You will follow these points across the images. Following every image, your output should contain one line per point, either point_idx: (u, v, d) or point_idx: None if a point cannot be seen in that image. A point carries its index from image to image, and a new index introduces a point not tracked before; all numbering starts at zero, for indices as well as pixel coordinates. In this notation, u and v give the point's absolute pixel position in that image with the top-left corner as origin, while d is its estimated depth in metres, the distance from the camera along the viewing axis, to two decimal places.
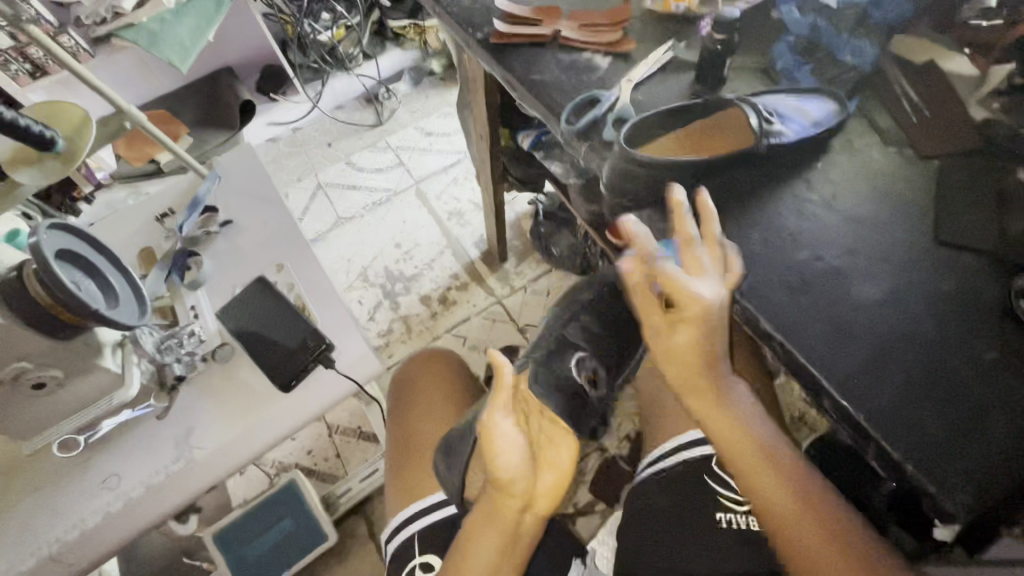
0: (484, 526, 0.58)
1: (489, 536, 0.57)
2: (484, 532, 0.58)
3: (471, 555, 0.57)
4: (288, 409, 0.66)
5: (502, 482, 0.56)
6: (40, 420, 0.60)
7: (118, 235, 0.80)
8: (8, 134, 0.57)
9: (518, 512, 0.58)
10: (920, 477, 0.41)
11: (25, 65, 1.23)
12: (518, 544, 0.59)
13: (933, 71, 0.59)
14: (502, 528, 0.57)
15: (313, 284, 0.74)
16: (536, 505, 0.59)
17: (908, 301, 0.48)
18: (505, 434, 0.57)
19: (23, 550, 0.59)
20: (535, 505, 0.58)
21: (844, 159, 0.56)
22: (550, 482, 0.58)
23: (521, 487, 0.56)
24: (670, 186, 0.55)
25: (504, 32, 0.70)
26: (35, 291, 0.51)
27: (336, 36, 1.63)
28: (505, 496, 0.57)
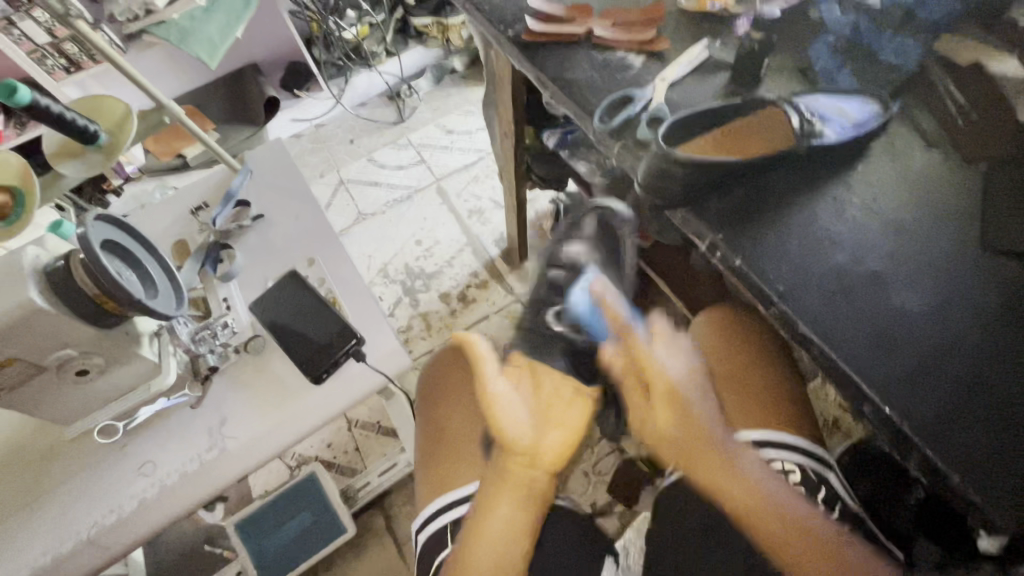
0: (499, 485, 0.60)
1: (502, 503, 0.59)
2: (502, 492, 0.60)
3: (487, 516, 0.59)
4: (319, 402, 0.67)
5: (508, 441, 0.60)
6: (81, 408, 0.62)
7: (153, 227, 0.81)
8: (54, 127, 0.59)
9: (527, 469, 0.60)
10: (966, 487, 0.41)
11: (61, 60, 1.26)
12: (533, 498, 0.60)
13: (978, 74, 0.57)
14: (516, 486, 0.60)
15: (342, 278, 0.74)
16: (543, 461, 0.61)
17: (950, 306, 0.47)
18: (507, 402, 0.62)
19: (62, 533, 0.61)
20: (542, 459, 0.60)
21: (886, 161, 0.55)
22: (560, 438, 0.62)
23: (527, 442, 0.60)
24: (707, 187, 0.54)
25: (536, 30, 0.69)
26: (84, 283, 0.53)
27: (361, 34, 1.63)
28: (514, 454, 0.60)
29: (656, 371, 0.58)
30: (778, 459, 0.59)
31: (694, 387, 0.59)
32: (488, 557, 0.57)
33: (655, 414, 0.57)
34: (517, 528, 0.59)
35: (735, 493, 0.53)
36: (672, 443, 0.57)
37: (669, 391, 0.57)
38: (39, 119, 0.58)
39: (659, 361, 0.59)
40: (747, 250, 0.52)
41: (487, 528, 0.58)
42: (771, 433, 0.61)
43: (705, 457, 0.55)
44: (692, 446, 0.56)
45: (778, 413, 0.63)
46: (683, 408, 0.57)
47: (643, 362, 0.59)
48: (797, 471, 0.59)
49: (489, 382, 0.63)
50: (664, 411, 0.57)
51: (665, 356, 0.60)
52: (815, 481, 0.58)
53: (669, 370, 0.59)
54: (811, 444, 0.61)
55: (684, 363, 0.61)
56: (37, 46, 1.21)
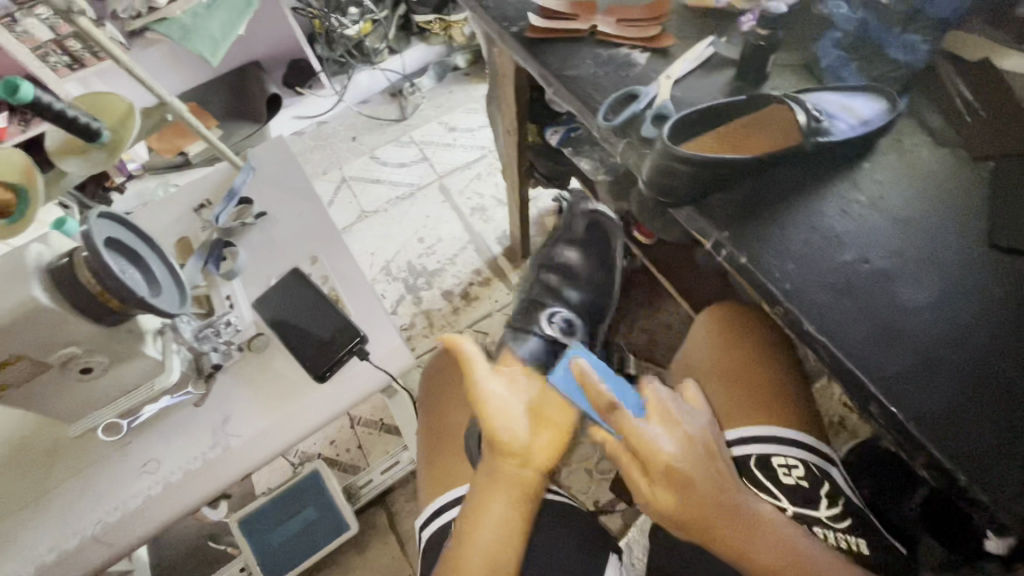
0: (492, 483, 0.57)
1: (496, 497, 0.57)
2: (494, 491, 0.57)
3: (480, 519, 0.56)
4: (322, 400, 0.67)
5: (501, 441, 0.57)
6: (85, 405, 0.62)
7: (156, 225, 0.81)
8: (57, 124, 0.59)
9: (520, 468, 0.57)
10: (974, 488, 0.40)
11: (64, 57, 1.26)
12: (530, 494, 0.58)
13: (987, 70, 0.57)
14: (510, 481, 0.57)
15: (345, 276, 0.74)
16: (535, 460, 0.58)
17: (957, 305, 0.46)
18: (495, 399, 0.59)
19: (66, 531, 0.61)
20: (534, 462, 0.58)
21: (893, 158, 0.55)
22: (549, 438, 0.58)
23: (522, 444, 0.57)
24: (712, 184, 0.54)
25: (540, 27, 0.69)
26: (86, 280, 0.52)
27: (363, 31, 1.62)
28: (506, 455, 0.57)
29: (648, 446, 0.50)
30: (781, 456, 0.59)
31: (697, 459, 0.51)
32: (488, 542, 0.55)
33: (659, 495, 0.50)
34: (510, 526, 0.56)
35: (724, 533, 0.49)
36: (683, 512, 0.49)
37: (667, 473, 0.49)
38: (42, 116, 0.57)
39: (650, 433, 0.51)
40: (753, 248, 0.51)
41: (481, 533, 0.56)
42: (775, 429, 0.61)
43: (726, 527, 0.49)
44: (704, 516, 0.49)
45: (781, 411, 0.63)
46: (664, 423, 0.53)
47: (629, 432, 0.51)
48: (801, 467, 0.59)
49: (483, 391, 0.59)
50: (663, 491, 0.50)
51: (663, 437, 0.51)
52: (818, 477, 0.58)
53: (663, 449, 0.50)
54: (815, 440, 0.61)
55: (695, 429, 0.53)
56: (40, 43, 1.21)
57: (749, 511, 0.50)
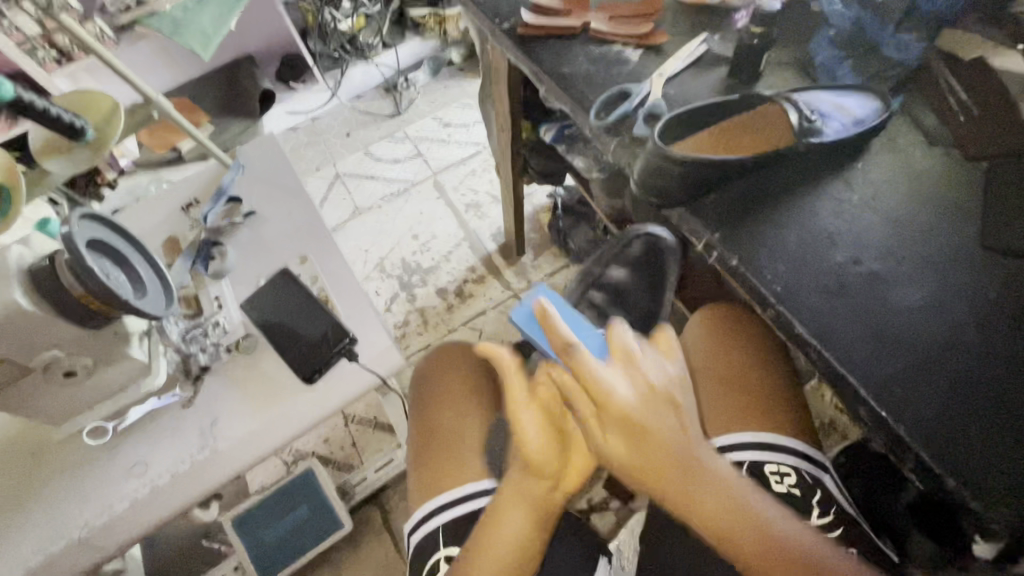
0: (510, 497, 0.53)
1: (515, 516, 0.52)
2: (513, 504, 0.52)
3: (495, 536, 0.52)
4: (311, 402, 0.66)
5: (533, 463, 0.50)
6: (71, 408, 0.61)
7: (144, 224, 0.80)
8: (40, 123, 0.57)
9: (547, 489, 0.52)
10: (965, 493, 0.40)
11: (52, 52, 1.24)
12: (549, 518, 0.53)
13: (981, 69, 0.56)
14: (531, 503, 0.52)
15: (336, 276, 0.74)
16: (563, 483, 0.52)
17: (950, 307, 0.46)
18: (530, 424, 0.50)
19: (53, 534, 0.60)
20: (564, 484, 0.52)
21: (886, 158, 0.54)
22: (580, 462, 0.52)
23: (552, 468, 0.50)
24: (704, 185, 0.53)
25: (532, 22, 0.68)
26: (68, 281, 0.51)
27: (356, 25, 1.62)
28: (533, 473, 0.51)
29: (606, 393, 0.43)
30: (773, 463, 0.59)
31: (656, 404, 0.44)
32: (497, 561, 0.52)
33: (649, 455, 0.44)
34: (525, 544, 0.52)
35: (702, 512, 0.45)
36: (635, 460, 0.44)
37: (624, 422, 0.43)
38: (23, 115, 0.56)
39: (602, 390, 0.43)
40: (744, 249, 0.51)
41: (494, 546, 0.52)
42: (768, 435, 0.61)
43: (687, 483, 0.44)
44: (653, 465, 0.44)
45: (774, 413, 0.63)
46: (677, 414, 0.45)
47: (581, 375, 0.44)
48: (793, 475, 0.58)
49: (518, 408, 0.50)
50: (620, 442, 0.44)
51: (636, 367, 0.45)
52: (810, 485, 0.58)
53: (619, 392, 0.43)
54: (807, 448, 0.61)
55: (666, 371, 0.46)
56: (27, 37, 1.19)
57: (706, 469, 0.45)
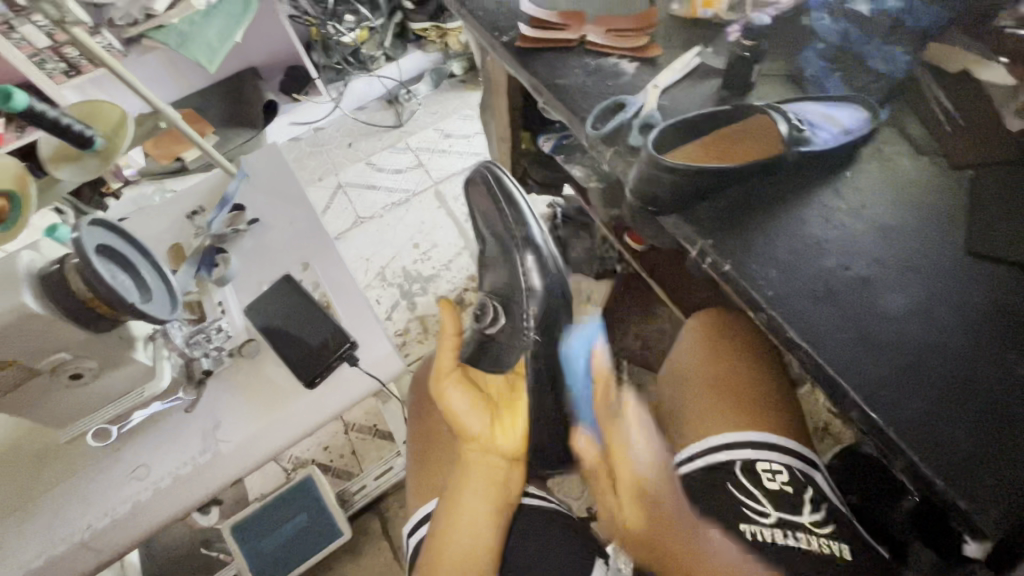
0: (464, 478, 0.64)
1: (470, 487, 0.63)
2: (468, 483, 0.64)
3: (455, 516, 0.62)
4: (312, 405, 0.67)
5: (465, 430, 0.66)
6: (75, 411, 0.62)
7: (149, 231, 0.81)
8: (50, 132, 0.59)
9: (489, 459, 0.65)
10: (951, 492, 0.41)
11: (61, 64, 1.26)
12: (505, 490, 0.65)
13: (967, 81, 0.58)
14: (486, 474, 0.64)
15: (337, 282, 0.75)
16: (502, 446, 0.66)
17: (937, 311, 0.47)
18: (458, 402, 0.67)
19: (55, 536, 0.61)
20: (501, 449, 0.65)
21: (875, 167, 0.55)
22: (521, 428, 0.68)
23: (483, 437, 0.66)
24: (697, 192, 0.55)
25: (530, 36, 0.70)
26: (75, 285, 0.52)
27: (359, 38, 1.65)
28: (468, 442, 0.66)
29: (620, 461, 0.62)
30: (764, 462, 0.60)
31: (663, 476, 0.61)
32: (463, 533, 0.61)
33: (624, 509, 0.60)
34: (480, 523, 0.62)
35: (672, 539, 0.57)
36: (636, 524, 0.59)
37: (637, 486, 0.60)
38: (35, 124, 0.58)
39: (624, 451, 0.62)
40: (736, 255, 0.52)
41: (456, 523, 0.62)
42: (762, 434, 0.61)
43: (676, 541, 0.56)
44: (656, 543, 0.57)
45: (766, 415, 0.63)
46: (630, 467, 0.61)
47: (614, 437, 0.63)
48: (785, 473, 0.59)
49: (445, 386, 0.69)
50: (632, 506, 0.60)
51: (633, 453, 0.62)
52: (801, 483, 0.59)
53: (639, 460, 0.61)
54: (798, 446, 0.61)
55: (654, 450, 0.63)
56: (37, 50, 1.22)
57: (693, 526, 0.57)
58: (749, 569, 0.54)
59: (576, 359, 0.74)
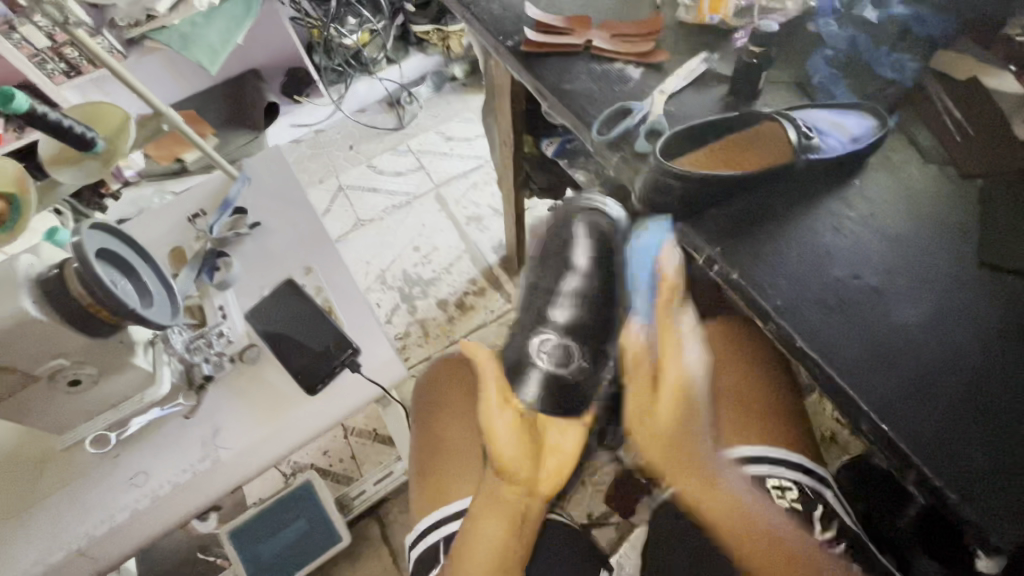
0: (491, 509, 0.62)
1: (493, 520, 0.62)
2: (485, 507, 0.63)
3: (476, 538, 0.61)
4: (314, 412, 0.67)
5: (504, 463, 0.63)
6: (74, 417, 0.61)
7: (149, 234, 0.81)
8: (52, 135, 0.58)
9: (522, 493, 0.63)
10: (966, 508, 0.40)
11: (61, 64, 1.26)
12: (527, 524, 0.63)
13: (976, 90, 0.58)
14: (512, 508, 0.62)
15: (340, 287, 0.74)
16: (539, 486, 0.64)
17: (949, 323, 0.47)
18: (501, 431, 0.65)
19: (52, 544, 0.60)
20: (539, 489, 0.64)
21: (883, 176, 0.55)
22: (553, 465, 0.65)
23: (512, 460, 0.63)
24: (705, 199, 0.54)
25: (536, 40, 0.70)
26: (74, 289, 0.52)
27: (361, 40, 1.64)
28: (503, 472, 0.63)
29: (670, 368, 0.60)
30: (774, 478, 0.60)
31: (692, 414, 0.60)
32: (485, 563, 0.60)
33: (659, 403, 0.59)
34: (505, 551, 0.61)
35: (716, 504, 0.56)
36: (667, 425, 0.59)
37: (679, 384, 0.59)
38: (34, 126, 0.57)
39: (675, 358, 0.61)
40: (745, 264, 0.52)
41: (476, 551, 0.61)
42: (772, 449, 0.61)
43: (728, 501, 0.56)
44: (678, 444, 0.59)
45: (773, 426, 0.63)
46: (685, 412, 0.59)
47: (667, 327, 0.62)
48: (794, 489, 0.59)
49: (492, 417, 0.66)
50: (671, 406, 0.59)
51: (685, 352, 0.62)
52: (811, 499, 0.59)
53: (690, 353, 0.62)
54: (806, 459, 0.61)
55: (699, 364, 0.62)
56: (37, 50, 1.21)
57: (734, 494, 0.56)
58: (799, 536, 0.54)
59: (644, 254, 0.62)
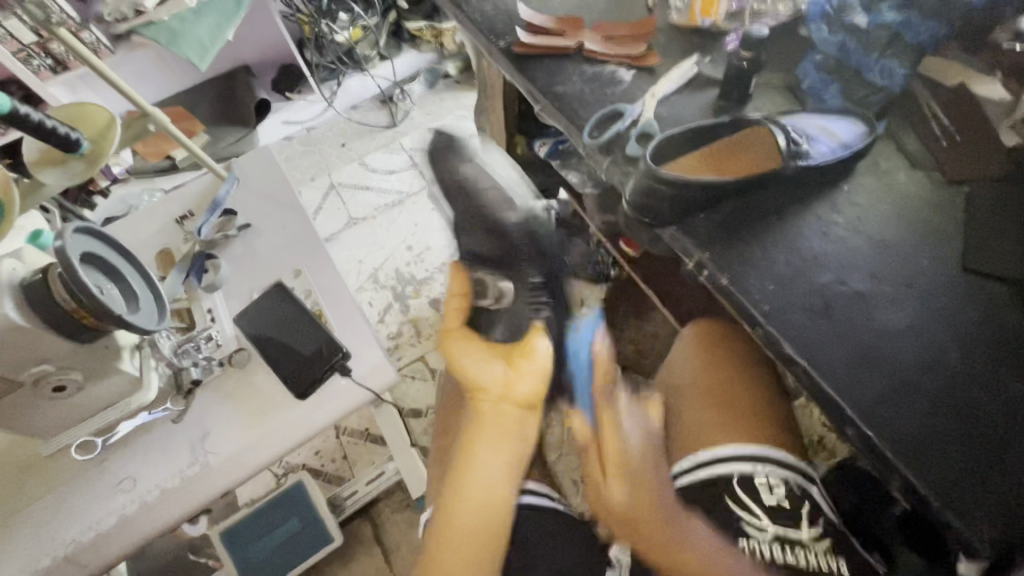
0: (477, 429, 0.64)
1: (486, 441, 0.64)
2: (478, 446, 0.63)
3: (472, 461, 0.63)
4: (302, 417, 0.66)
5: (511, 392, 0.66)
6: (59, 422, 0.60)
7: (136, 236, 0.80)
8: (34, 135, 0.57)
9: (513, 409, 0.65)
10: (945, 511, 0.41)
11: (48, 60, 1.24)
12: (523, 444, 0.65)
13: (962, 95, 0.58)
14: (506, 429, 0.65)
15: (329, 290, 0.74)
16: (527, 398, 0.66)
17: (932, 328, 0.47)
18: (541, 350, 0.68)
19: (36, 551, 0.59)
20: (524, 402, 0.66)
21: (872, 181, 0.55)
22: (531, 378, 0.66)
23: (498, 388, 0.66)
24: (697, 204, 0.54)
25: (526, 42, 0.70)
26: (59, 295, 0.51)
27: (352, 37, 1.63)
28: (482, 400, 0.66)
29: (618, 437, 0.64)
30: (761, 476, 0.59)
31: (649, 461, 0.64)
32: (475, 497, 0.62)
33: (601, 480, 0.62)
34: (495, 471, 0.63)
35: (685, 568, 0.55)
36: (616, 511, 0.59)
37: (620, 457, 0.62)
38: (17, 128, 0.56)
39: (616, 428, 0.65)
40: (734, 269, 0.52)
41: (467, 484, 0.62)
42: (756, 449, 0.61)
43: (654, 529, 0.57)
44: (635, 514, 0.58)
45: (765, 430, 0.63)
46: (624, 472, 0.61)
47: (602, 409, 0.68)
48: (782, 485, 0.59)
49: (521, 380, 0.66)
50: (617, 480, 0.61)
51: (622, 428, 0.66)
52: (799, 498, 0.58)
53: (630, 442, 0.64)
54: (794, 459, 0.61)
55: (642, 438, 0.66)
56: (23, 45, 1.19)
57: (697, 538, 0.56)
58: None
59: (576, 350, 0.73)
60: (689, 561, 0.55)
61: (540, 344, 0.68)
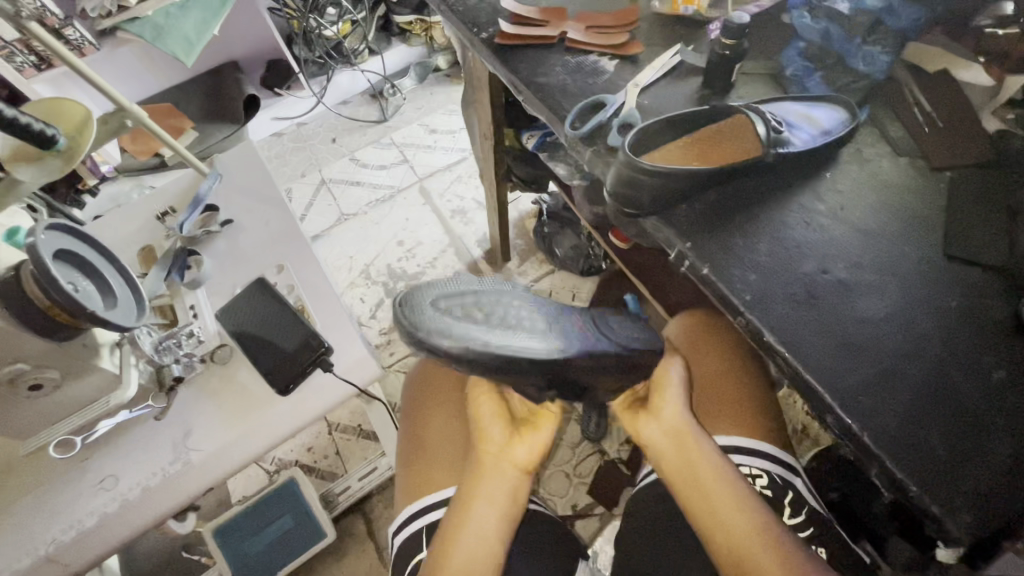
0: (476, 483, 0.63)
1: (483, 496, 0.62)
2: (475, 502, 0.62)
3: (467, 512, 0.61)
4: (285, 414, 0.66)
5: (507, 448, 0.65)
6: (40, 420, 0.60)
7: (118, 234, 0.79)
8: (8, 131, 0.56)
9: (507, 466, 0.64)
10: (924, 499, 0.41)
11: (31, 57, 1.23)
12: (516, 503, 0.63)
13: (946, 81, 0.58)
14: (502, 486, 0.63)
15: (312, 285, 0.73)
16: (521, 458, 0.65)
17: (914, 316, 0.47)
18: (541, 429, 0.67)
19: (19, 551, 0.59)
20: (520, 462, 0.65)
21: (855, 169, 0.55)
22: (531, 439, 0.66)
23: (498, 445, 0.66)
24: (678, 194, 0.54)
25: (510, 32, 0.69)
26: (32, 292, 0.50)
27: (341, 31, 1.64)
28: (483, 453, 0.65)
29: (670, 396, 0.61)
30: (746, 467, 0.60)
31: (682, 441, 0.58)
32: (468, 547, 0.58)
33: (659, 439, 0.59)
34: (490, 525, 0.60)
35: (733, 528, 0.52)
36: (676, 469, 0.56)
37: (679, 427, 0.59)
38: None
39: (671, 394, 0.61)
40: (716, 259, 0.51)
41: (462, 533, 0.59)
42: (740, 438, 0.61)
43: (715, 489, 0.54)
44: (693, 477, 0.55)
45: (750, 420, 0.63)
46: (685, 435, 0.58)
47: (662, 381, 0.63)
48: (764, 477, 0.59)
49: (535, 436, 0.66)
50: (673, 440, 0.58)
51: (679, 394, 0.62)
52: (781, 488, 0.59)
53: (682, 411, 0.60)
54: (780, 450, 0.62)
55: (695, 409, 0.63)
56: (5, 43, 1.18)
57: (751, 507, 0.53)
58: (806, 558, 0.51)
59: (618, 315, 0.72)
60: (742, 523, 0.52)
61: (547, 421, 0.68)
